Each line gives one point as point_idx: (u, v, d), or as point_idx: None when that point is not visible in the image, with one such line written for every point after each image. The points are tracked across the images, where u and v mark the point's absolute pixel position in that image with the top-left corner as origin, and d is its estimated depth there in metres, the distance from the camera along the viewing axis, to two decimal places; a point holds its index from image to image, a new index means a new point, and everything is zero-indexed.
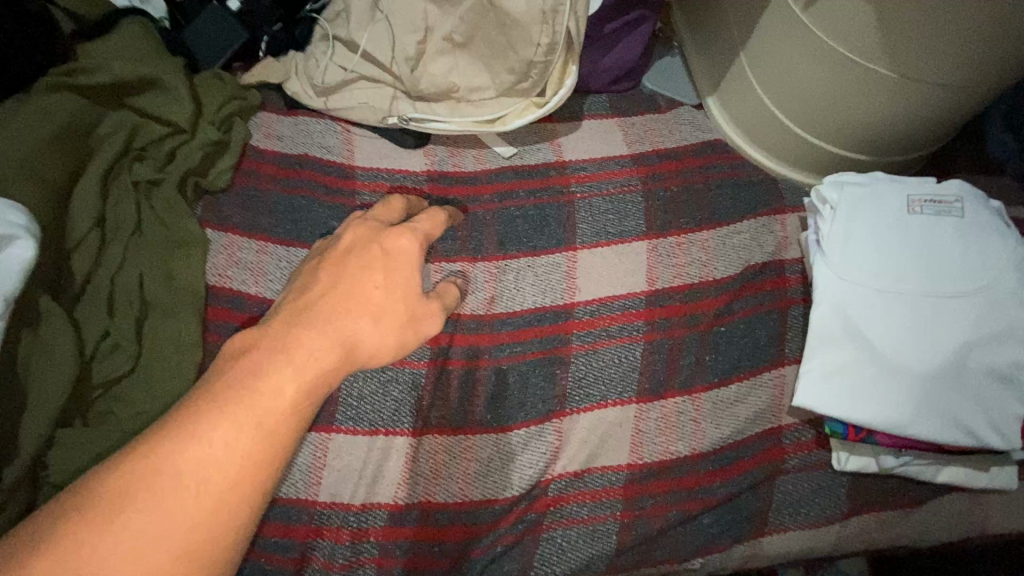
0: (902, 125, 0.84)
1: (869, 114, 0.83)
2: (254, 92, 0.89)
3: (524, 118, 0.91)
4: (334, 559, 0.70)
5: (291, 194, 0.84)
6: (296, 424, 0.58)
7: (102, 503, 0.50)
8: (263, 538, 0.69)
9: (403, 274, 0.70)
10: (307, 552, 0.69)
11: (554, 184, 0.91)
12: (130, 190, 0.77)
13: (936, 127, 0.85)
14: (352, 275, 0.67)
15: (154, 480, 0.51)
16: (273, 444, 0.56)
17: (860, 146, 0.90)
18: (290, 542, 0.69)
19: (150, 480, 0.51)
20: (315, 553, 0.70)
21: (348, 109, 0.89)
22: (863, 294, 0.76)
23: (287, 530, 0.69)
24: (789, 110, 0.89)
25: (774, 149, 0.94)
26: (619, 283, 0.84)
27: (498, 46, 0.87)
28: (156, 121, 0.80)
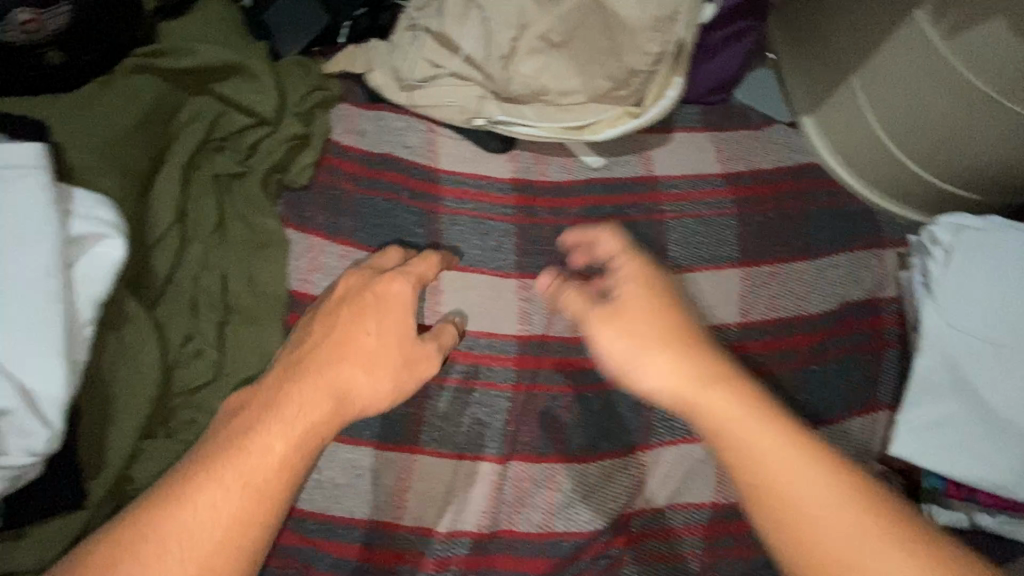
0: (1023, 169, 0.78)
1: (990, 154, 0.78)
2: (335, 82, 0.84)
3: (616, 128, 0.86)
4: None
5: (374, 196, 0.80)
6: (287, 488, 0.53)
7: (113, 549, 0.48)
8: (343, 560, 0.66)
9: (397, 320, 0.64)
10: None
11: (645, 201, 0.86)
12: (211, 184, 0.73)
13: None
14: (343, 324, 0.62)
15: (147, 546, 0.48)
16: (263, 509, 0.51)
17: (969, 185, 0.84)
18: (370, 567, 0.67)
19: (135, 546, 0.48)
20: None
21: (434, 107, 0.84)
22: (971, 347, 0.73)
23: (367, 554, 0.67)
24: (900, 140, 0.84)
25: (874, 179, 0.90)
26: (707, 314, 0.81)
27: (597, 50, 0.81)
28: (240, 111, 0.75)
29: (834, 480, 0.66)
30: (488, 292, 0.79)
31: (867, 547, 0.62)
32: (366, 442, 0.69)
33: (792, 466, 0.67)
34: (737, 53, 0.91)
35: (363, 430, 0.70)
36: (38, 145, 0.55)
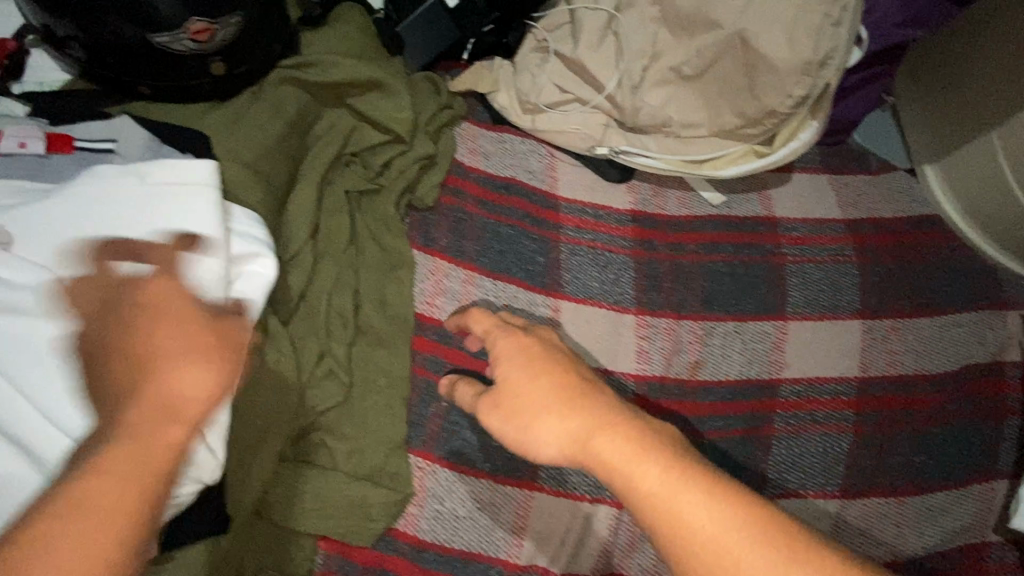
0: None
1: None
2: (459, 100, 0.82)
3: (740, 166, 0.84)
4: None
5: (496, 221, 0.78)
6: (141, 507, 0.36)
7: None
8: None
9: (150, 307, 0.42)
10: None
11: (764, 242, 0.84)
12: (344, 201, 0.72)
13: None
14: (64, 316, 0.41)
15: None
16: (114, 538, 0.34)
17: None
18: None
19: None
20: None
21: (558, 133, 0.83)
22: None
23: None
24: None
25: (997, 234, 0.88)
26: (827, 365, 0.79)
27: (733, 86, 0.79)
28: (374, 127, 0.74)
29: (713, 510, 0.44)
30: (607, 326, 0.77)
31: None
32: (486, 474, 0.68)
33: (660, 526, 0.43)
34: (869, 96, 0.89)
35: (483, 461, 0.69)
36: (211, 162, 0.53)
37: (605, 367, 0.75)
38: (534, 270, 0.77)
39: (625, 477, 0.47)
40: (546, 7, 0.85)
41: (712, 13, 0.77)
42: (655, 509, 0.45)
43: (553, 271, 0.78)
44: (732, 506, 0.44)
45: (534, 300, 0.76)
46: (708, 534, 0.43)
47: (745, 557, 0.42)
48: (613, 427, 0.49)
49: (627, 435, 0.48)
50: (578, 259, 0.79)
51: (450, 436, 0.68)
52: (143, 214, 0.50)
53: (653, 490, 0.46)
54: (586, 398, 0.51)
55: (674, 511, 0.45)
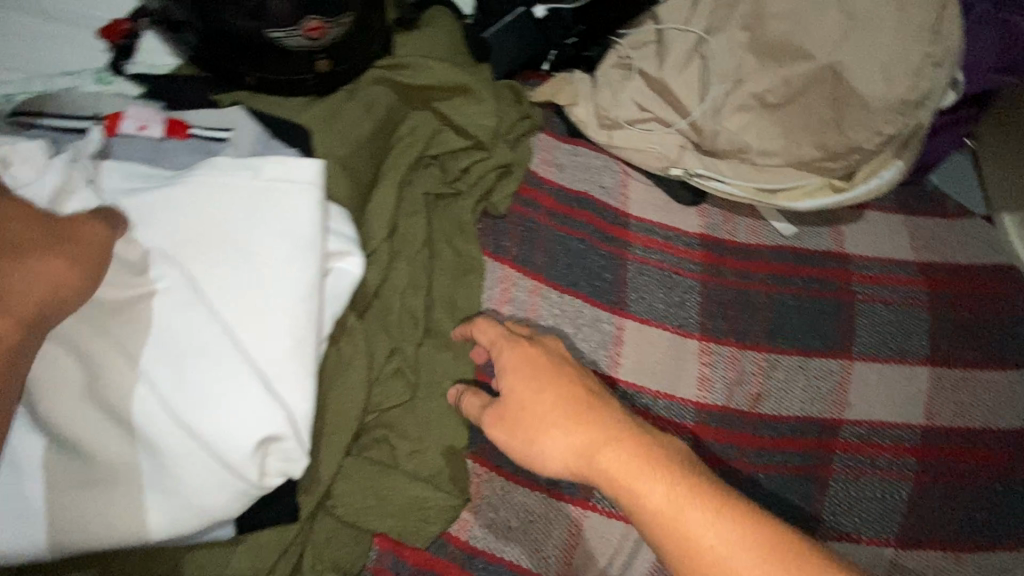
0: None
1: None
2: (538, 110, 0.82)
3: (816, 199, 0.83)
4: None
5: (567, 234, 0.78)
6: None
7: None
8: None
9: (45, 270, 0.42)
10: None
11: (834, 278, 0.83)
12: (422, 202, 0.72)
13: None
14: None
15: None
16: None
17: None
18: None
19: None
20: None
21: (633, 150, 0.83)
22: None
23: None
24: None
25: None
26: (892, 410, 0.77)
27: (818, 118, 0.78)
28: (457, 131, 0.74)
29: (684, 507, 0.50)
30: (669, 350, 0.76)
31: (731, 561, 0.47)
32: (540, 488, 0.67)
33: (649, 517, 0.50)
34: (955, 139, 0.88)
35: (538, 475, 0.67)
36: (319, 162, 0.53)
37: (665, 391, 0.74)
38: (600, 286, 0.77)
39: (631, 492, 0.51)
40: (631, 25, 0.85)
41: (804, 43, 0.76)
42: (651, 512, 0.50)
43: (619, 289, 0.77)
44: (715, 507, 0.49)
45: (599, 316, 0.76)
46: (691, 527, 0.49)
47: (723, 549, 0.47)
48: (613, 440, 0.53)
49: (627, 449, 0.53)
50: (645, 279, 0.78)
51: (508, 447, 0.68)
52: (250, 212, 0.51)
53: (651, 496, 0.51)
54: (590, 412, 0.55)
55: (667, 517, 0.50)
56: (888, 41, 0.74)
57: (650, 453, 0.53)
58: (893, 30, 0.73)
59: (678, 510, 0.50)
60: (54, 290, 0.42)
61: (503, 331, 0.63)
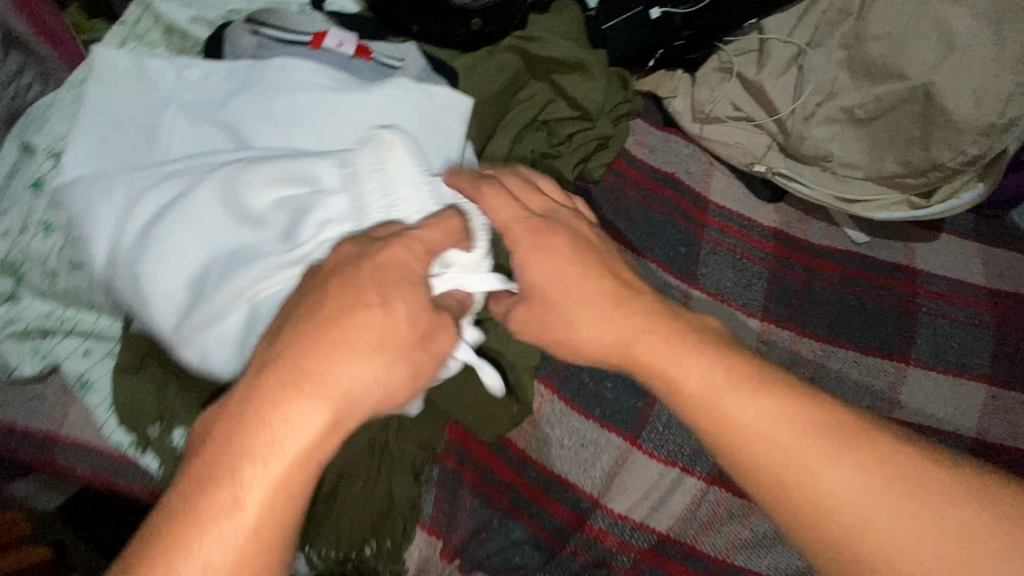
0: None
1: None
2: (640, 98, 0.92)
3: (892, 211, 0.87)
4: (591, 554, 0.72)
5: (650, 207, 0.87)
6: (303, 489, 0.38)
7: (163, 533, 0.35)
8: (548, 514, 0.72)
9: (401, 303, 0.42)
10: (569, 539, 0.72)
11: (900, 288, 0.86)
12: (529, 157, 0.83)
13: None
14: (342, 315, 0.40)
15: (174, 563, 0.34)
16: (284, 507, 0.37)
17: None
18: (566, 527, 0.72)
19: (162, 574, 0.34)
20: (574, 543, 0.72)
21: (721, 144, 0.91)
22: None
23: (574, 519, 0.72)
24: None
25: None
26: (942, 418, 0.80)
27: (904, 135, 0.84)
28: (568, 102, 0.85)
29: (755, 410, 0.45)
30: (730, 324, 0.82)
31: (806, 464, 0.43)
32: (594, 418, 0.74)
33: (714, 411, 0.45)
34: None
35: (594, 405, 0.75)
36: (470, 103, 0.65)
37: None
38: (675, 256, 0.84)
39: (672, 382, 0.47)
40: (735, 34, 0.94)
41: (901, 65, 0.82)
42: (693, 400, 0.46)
43: (693, 264, 0.84)
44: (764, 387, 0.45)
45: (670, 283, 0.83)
46: (738, 415, 0.45)
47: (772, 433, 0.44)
48: (647, 334, 0.49)
49: (665, 337, 0.48)
50: (717, 258, 0.85)
51: (572, 376, 0.75)
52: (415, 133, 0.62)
53: (695, 387, 0.46)
54: (630, 302, 0.51)
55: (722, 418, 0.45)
56: (984, 68, 0.78)
57: (688, 337, 0.48)
58: (991, 59, 0.78)
59: (744, 400, 0.45)
60: (390, 387, 0.40)
61: (521, 213, 0.53)
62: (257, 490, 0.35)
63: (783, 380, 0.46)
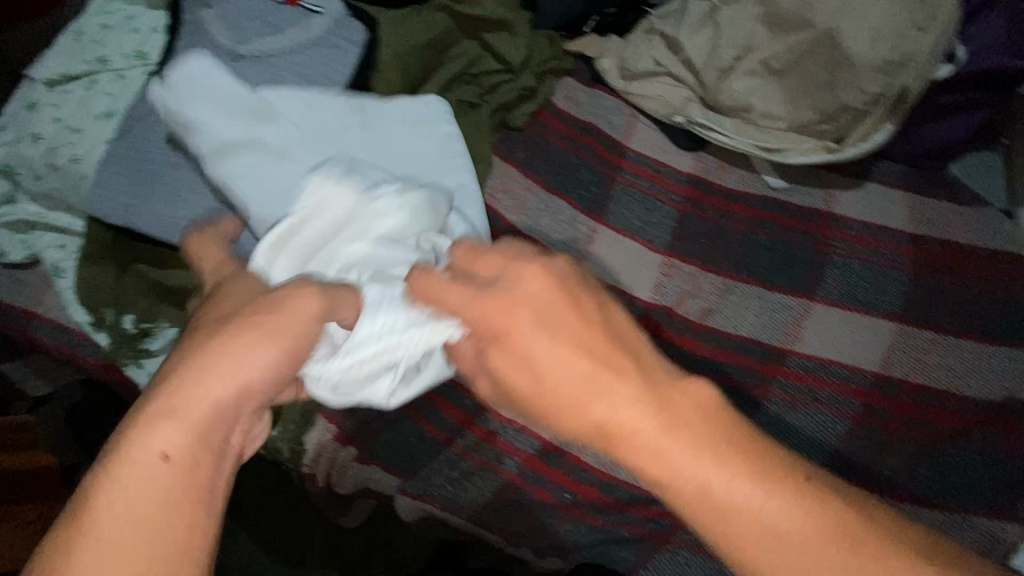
0: None
1: None
2: (570, 59, 1.01)
3: (811, 157, 0.89)
4: (476, 453, 0.76)
5: (569, 153, 0.93)
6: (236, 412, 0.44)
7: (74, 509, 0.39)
8: (437, 411, 0.77)
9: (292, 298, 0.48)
10: (455, 436, 0.76)
11: (814, 231, 0.87)
12: (455, 104, 0.92)
13: None
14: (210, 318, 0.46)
15: (95, 509, 0.39)
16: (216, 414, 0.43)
17: None
18: (451, 423, 0.77)
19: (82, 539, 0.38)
20: (459, 440, 0.76)
21: (645, 98, 0.96)
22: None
23: (463, 418, 0.77)
24: None
25: None
26: (843, 353, 0.80)
27: (815, 82, 0.87)
28: (494, 57, 0.94)
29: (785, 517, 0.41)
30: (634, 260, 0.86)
31: None
32: None
33: (733, 511, 0.41)
34: (969, 121, 0.92)
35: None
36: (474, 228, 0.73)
37: (621, 288, 0.85)
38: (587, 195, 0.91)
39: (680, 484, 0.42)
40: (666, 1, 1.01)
41: (808, 15, 0.87)
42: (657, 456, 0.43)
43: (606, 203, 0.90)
44: (739, 463, 0.42)
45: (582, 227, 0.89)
46: (766, 523, 0.41)
47: (781, 532, 0.41)
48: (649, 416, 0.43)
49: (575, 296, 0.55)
50: (628, 200, 0.91)
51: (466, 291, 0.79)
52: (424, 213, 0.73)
53: (676, 456, 0.43)
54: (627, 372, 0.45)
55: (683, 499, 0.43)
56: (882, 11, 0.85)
57: None
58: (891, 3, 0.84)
59: (714, 476, 0.42)
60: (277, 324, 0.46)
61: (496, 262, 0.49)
62: (169, 427, 0.41)
63: (801, 484, 0.42)
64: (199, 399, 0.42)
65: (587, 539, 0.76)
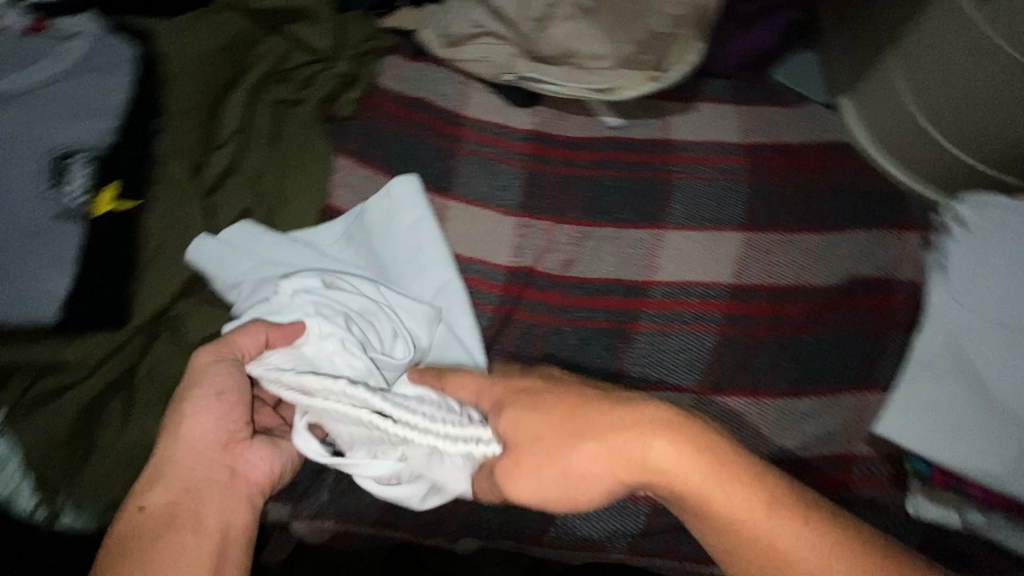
0: None
1: (1017, 134, 0.77)
2: (389, 37, 0.97)
3: (640, 90, 0.89)
4: None
5: (403, 132, 0.90)
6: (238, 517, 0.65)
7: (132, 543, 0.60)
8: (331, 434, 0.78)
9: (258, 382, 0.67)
10: None
11: (654, 161, 0.89)
12: (270, 105, 0.87)
13: None
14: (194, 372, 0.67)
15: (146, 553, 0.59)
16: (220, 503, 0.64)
17: (1003, 166, 0.82)
18: None
19: (159, 538, 0.60)
20: None
21: (471, 61, 0.93)
22: (983, 330, 0.70)
23: None
24: (931, 114, 0.84)
25: (910, 159, 0.88)
26: (699, 271, 0.81)
27: (624, 17, 0.90)
28: (302, 50, 0.90)
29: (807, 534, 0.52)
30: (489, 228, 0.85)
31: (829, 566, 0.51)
32: None
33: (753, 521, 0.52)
34: (774, 29, 0.97)
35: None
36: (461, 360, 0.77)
37: (481, 258, 0.84)
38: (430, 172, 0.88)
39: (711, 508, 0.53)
40: None
41: None
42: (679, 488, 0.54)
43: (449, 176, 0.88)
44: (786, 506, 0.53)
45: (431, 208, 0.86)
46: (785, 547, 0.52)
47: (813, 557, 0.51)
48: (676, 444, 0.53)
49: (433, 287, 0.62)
50: (470, 167, 0.88)
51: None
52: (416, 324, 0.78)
53: (694, 487, 0.53)
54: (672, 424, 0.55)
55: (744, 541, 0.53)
56: None
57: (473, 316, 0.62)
58: None
59: (752, 516, 0.52)
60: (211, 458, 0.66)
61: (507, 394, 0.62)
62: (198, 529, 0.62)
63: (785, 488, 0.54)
64: (179, 465, 0.64)
65: (488, 514, 0.74)
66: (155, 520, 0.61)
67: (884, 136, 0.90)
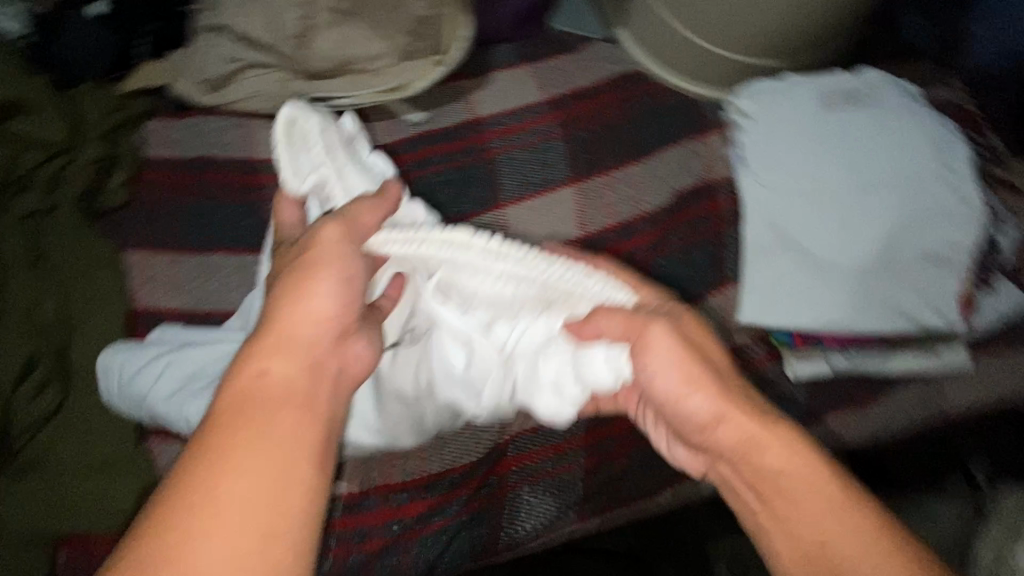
0: (785, 31, 0.87)
1: (757, 25, 0.87)
2: (139, 100, 0.85)
3: (431, 76, 0.86)
4: None
5: (195, 200, 0.79)
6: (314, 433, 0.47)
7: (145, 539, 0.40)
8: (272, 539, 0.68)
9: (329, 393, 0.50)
10: None
11: (470, 144, 0.87)
12: (19, 224, 0.74)
13: (818, 32, 0.88)
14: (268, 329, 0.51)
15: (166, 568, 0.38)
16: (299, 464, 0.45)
17: (760, 53, 0.91)
18: None
19: (187, 530, 0.40)
20: None
21: (242, 100, 0.84)
22: (796, 200, 0.74)
23: None
24: (690, 26, 0.91)
25: (689, 68, 0.94)
26: (548, 236, 0.82)
27: (384, 11, 0.86)
28: (32, 148, 0.76)
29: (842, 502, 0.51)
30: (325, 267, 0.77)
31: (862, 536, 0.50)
32: None
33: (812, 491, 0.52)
34: None
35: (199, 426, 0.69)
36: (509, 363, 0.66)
37: None
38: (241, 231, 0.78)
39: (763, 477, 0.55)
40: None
41: None
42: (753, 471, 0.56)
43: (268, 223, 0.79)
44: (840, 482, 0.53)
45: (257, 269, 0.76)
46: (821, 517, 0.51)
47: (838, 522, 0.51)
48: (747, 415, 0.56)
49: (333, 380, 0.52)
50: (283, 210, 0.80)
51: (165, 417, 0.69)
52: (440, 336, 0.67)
53: (767, 451, 0.55)
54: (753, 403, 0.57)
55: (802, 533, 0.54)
56: None
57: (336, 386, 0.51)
58: None
59: (812, 481, 0.53)
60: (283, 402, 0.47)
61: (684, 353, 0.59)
62: (233, 485, 0.42)
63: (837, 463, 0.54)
64: (218, 480, 0.42)
65: (435, 553, 0.70)
66: (219, 512, 0.41)
67: (661, 53, 0.95)
